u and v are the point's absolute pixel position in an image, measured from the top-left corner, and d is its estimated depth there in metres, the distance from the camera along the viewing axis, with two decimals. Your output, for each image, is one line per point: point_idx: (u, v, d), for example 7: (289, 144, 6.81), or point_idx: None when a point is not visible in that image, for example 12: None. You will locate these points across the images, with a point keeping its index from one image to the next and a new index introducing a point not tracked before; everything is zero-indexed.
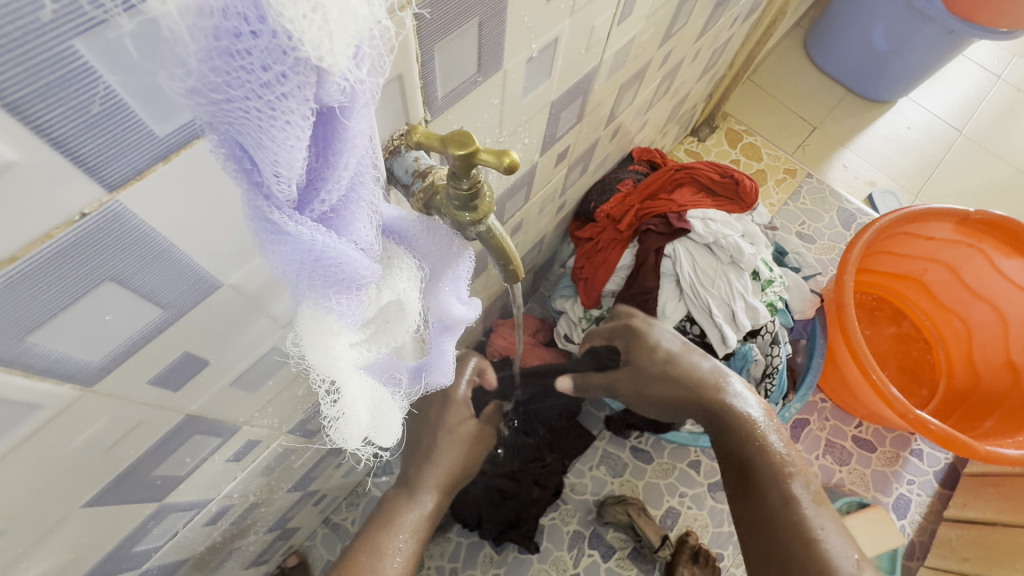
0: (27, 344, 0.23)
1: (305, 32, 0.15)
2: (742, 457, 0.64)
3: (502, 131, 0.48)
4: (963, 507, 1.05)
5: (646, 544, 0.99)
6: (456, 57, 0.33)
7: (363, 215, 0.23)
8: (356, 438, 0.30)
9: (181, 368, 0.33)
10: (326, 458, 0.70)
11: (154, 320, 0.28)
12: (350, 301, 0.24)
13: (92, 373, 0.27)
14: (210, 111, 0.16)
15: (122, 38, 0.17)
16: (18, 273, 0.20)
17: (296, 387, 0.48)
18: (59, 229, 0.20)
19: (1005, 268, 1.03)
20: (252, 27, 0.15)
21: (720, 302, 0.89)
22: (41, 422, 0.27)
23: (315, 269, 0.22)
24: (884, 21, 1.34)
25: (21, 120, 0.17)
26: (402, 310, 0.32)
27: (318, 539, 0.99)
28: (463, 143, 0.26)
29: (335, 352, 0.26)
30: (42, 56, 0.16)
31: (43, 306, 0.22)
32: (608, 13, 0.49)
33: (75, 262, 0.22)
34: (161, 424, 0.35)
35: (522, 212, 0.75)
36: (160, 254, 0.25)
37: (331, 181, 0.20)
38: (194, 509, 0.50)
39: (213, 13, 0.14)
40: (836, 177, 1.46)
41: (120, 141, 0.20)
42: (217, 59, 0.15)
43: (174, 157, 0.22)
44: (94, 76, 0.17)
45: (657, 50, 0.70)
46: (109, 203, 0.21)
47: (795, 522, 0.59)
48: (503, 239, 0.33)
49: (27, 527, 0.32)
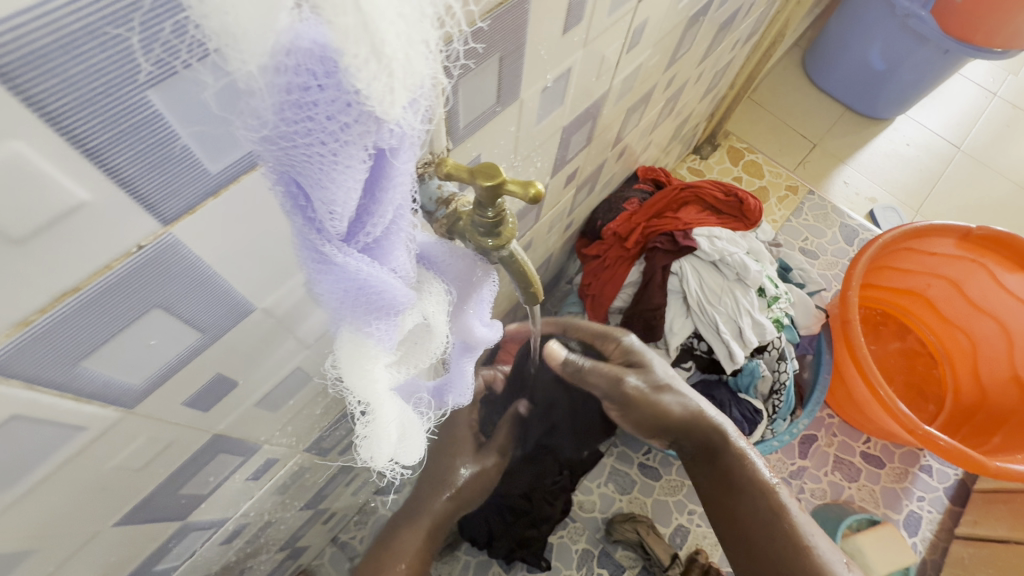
0: (79, 369, 0.24)
1: (372, 90, 0.17)
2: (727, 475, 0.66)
3: (516, 157, 0.50)
4: (975, 525, 1.04)
5: (655, 563, 0.98)
6: (478, 91, 0.35)
7: (402, 244, 0.24)
8: (384, 458, 0.31)
9: (212, 388, 0.34)
10: (338, 476, 0.71)
11: (192, 343, 0.29)
12: (388, 327, 0.26)
13: (134, 395, 0.28)
14: (277, 155, 0.18)
15: (198, 89, 0.19)
16: (79, 302, 0.21)
17: (314, 406, 0.49)
18: (117, 261, 0.22)
19: (1008, 283, 1.04)
20: (319, 82, 0.16)
21: (727, 318, 0.90)
22: (84, 443, 0.28)
23: (358, 297, 0.23)
24: (881, 42, 1.37)
25: (95, 163, 0.18)
26: (429, 331, 0.33)
27: (325, 558, 0.98)
28: (490, 175, 0.27)
29: (373, 375, 0.27)
30: (121, 106, 0.18)
31: (96, 333, 0.23)
32: (617, 42, 0.51)
33: (128, 292, 0.23)
34: (189, 444, 0.36)
35: (532, 231, 0.76)
36: (204, 282, 0.26)
37: (378, 215, 0.22)
38: (212, 528, 0.50)
39: (287, 71, 0.16)
40: (837, 193, 1.48)
41: (176, 179, 0.21)
42: (289, 111, 0.17)
43: (224, 191, 0.23)
44: (164, 124, 0.19)
45: (663, 73, 0.72)
46: (163, 236, 0.22)
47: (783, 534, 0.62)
48: (525, 263, 0.34)
49: (58, 547, 0.33)
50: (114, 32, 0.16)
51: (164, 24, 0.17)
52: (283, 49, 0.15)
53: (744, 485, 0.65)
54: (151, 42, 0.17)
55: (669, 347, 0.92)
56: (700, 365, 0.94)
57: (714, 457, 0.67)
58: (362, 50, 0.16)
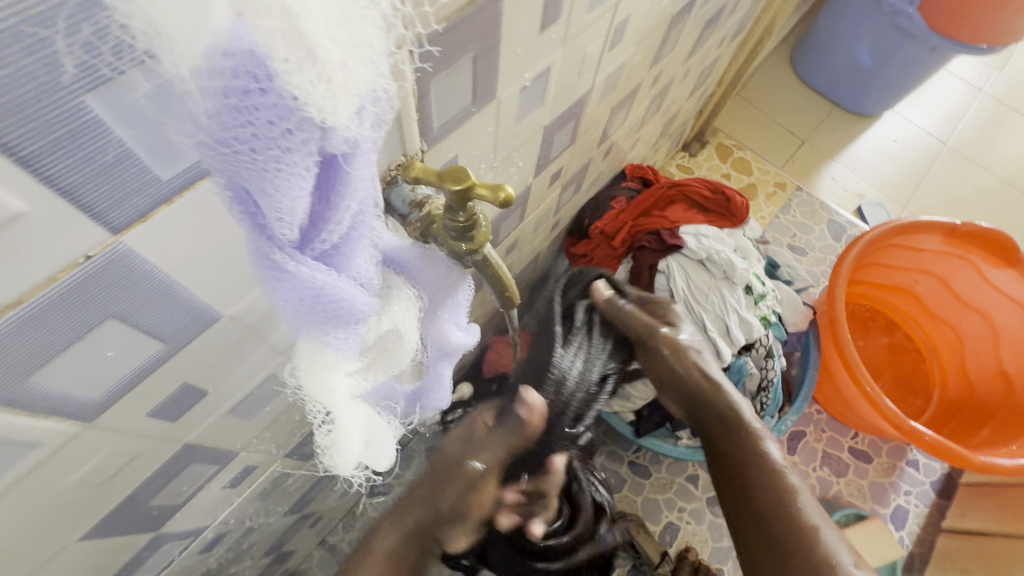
0: (29, 384, 0.23)
1: (310, 96, 0.16)
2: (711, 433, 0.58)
3: (496, 157, 0.49)
4: (962, 517, 1.06)
5: (646, 561, 0.99)
6: (451, 91, 0.34)
7: (363, 251, 0.23)
8: (349, 465, 0.31)
9: (180, 398, 0.33)
10: (322, 480, 0.70)
11: (154, 354, 0.28)
12: (349, 335, 0.25)
13: (93, 408, 0.27)
14: (218, 161, 0.17)
15: (138, 98, 0.18)
16: (26, 314, 0.21)
17: (292, 413, 0.48)
18: (64, 272, 0.21)
19: (994, 278, 1.05)
20: (261, 85, 0.16)
21: (714, 317, 0.90)
22: (40, 458, 0.27)
23: (315, 305, 0.22)
24: (868, 38, 1.38)
25: (32, 171, 0.17)
26: (399, 338, 0.32)
27: (313, 561, 0.98)
28: (459, 178, 0.27)
29: (331, 384, 0.26)
30: (54, 111, 0.17)
31: (45, 346, 0.22)
32: (598, 40, 0.50)
33: (79, 303, 0.22)
34: (158, 454, 0.35)
35: (517, 231, 0.75)
36: (162, 291, 0.26)
37: (334, 222, 0.21)
38: (190, 537, 0.49)
39: (223, 73, 0.15)
40: (825, 189, 1.49)
41: (124, 186, 0.20)
42: (226, 114, 0.16)
43: (177, 199, 0.22)
44: (105, 130, 0.18)
45: (647, 71, 0.72)
46: (113, 245, 0.22)
47: (773, 503, 0.50)
48: (500, 267, 0.34)
49: (20, 563, 0.32)
50: (34, 32, 0.15)
51: (83, 28, 0.15)
52: (219, 50, 0.15)
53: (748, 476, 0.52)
54: (75, 37, 0.15)
55: None
56: None
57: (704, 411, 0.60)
58: (294, 55, 0.15)
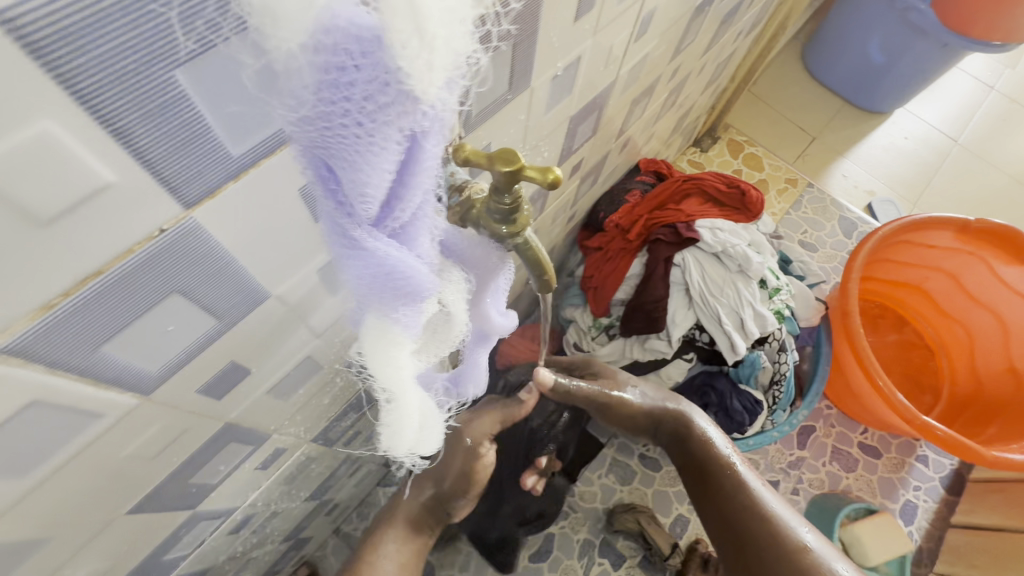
0: (99, 354, 0.24)
1: (413, 68, 0.18)
2: (695, 458, 0.70)
3: (525, 146, 0.49)
4: (969, 513, 1.07)
5: (656, 552, 0.99)
6: (491, 78, 0.35)
7: (426, 231, 0.24)
8: (405, 445, 0.32)
9: (227, 376, 0.34)
10: (342, 467, 0.71)
11: (208, 331, 0.29)
12: (414, 313, 0.26)
13: (152, 381, 0.28)
14: (312, 136, 0.18)
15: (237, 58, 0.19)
16: (103, 285, 0.21)
17: (322, 397, 0.49)
18: (140, 245, 0.21)
19: (1005, 276, 1.04)
20: (356, 61, 0.17)
21: (730, 310, 0.90)
22: (102, 429, 0.28)
23: (385, 283, 0.23)
24: (880, 35, 1.38)
25: (122, 143, 0.18)
26: (449, 320, 0.34)
27: (328, 549, 0.99)
28: (509, 160, 0.27)
29: (399, 362, 0.28)
30: (148, 84, 0.17)
31: (117, 317, 0.23)
32: (626, 31, 0.51)
33: (149, 276, 0.23)
34: (203, 431, 0.36)
35: (536, 223, 0.76)
36: (222, 268, 0.26)
37: (406, 200, 0.22)
38: (221, 518, 0.50)
39: (325, 50, 0.16)
40: (836, 186, 1.49)
41: (202, 161, 0.21)
42: (326, 90, 0.17)
43: (245, 174, 0.23)
44: (189, 102, 0.19)
45: (667, 65, 0.72)
46: (185, 219, 0.22)
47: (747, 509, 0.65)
48: (540, 250, 0.34)
49: (73, 535, 0.33)
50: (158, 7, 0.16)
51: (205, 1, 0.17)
52: (321, 28, 0.16)
53: (716, 482, 0.68)
54: (194, 18, 0.17)
55: (671, 338, 0.93)
56: (701, 356, 0.96)
57: (683, 443, 0.71)
58: (407, 28, 0.17)
